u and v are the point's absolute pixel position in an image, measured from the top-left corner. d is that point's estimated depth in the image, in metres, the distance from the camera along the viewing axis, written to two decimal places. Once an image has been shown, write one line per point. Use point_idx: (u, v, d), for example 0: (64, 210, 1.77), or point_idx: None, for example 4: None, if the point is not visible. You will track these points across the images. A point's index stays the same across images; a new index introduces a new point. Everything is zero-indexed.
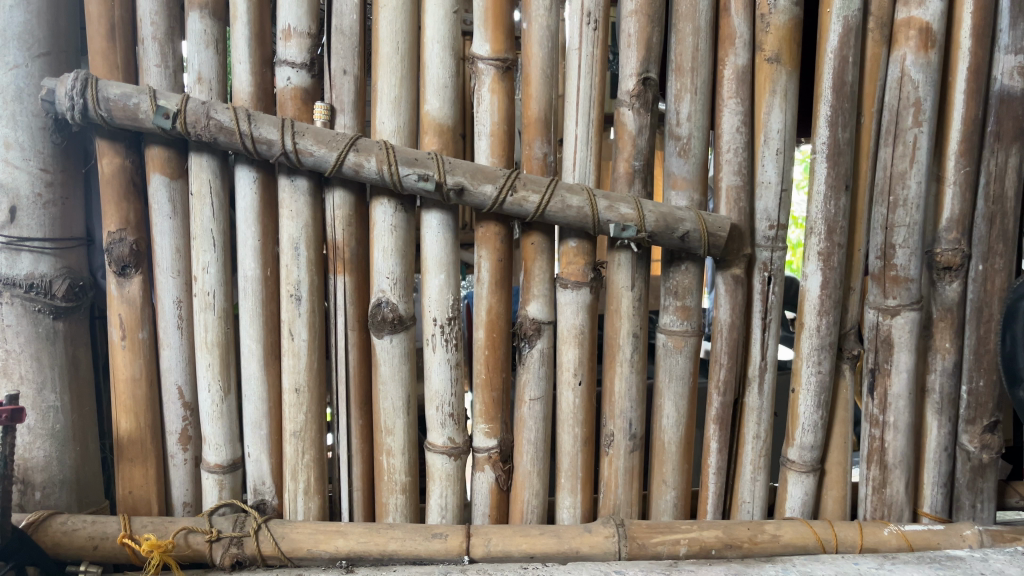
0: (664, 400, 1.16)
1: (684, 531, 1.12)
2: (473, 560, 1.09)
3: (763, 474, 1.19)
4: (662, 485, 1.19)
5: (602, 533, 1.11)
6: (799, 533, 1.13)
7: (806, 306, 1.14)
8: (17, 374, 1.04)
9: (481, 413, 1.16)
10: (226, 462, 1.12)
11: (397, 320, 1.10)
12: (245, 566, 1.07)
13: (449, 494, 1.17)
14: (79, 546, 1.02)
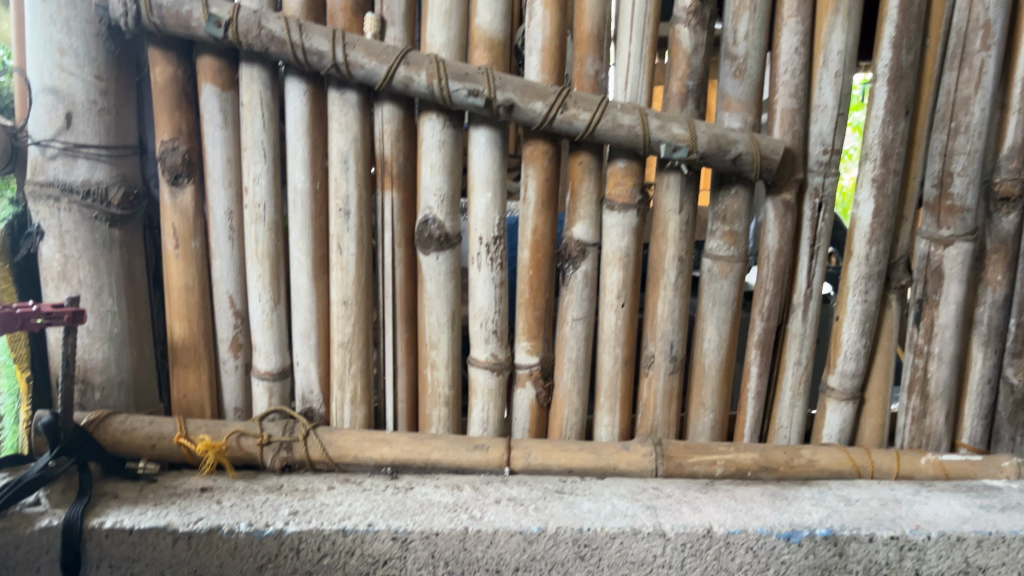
0: (706, 324, 1.16)
1: (721, 453, 1.14)
2: (513, 472, 1.13)
3: (802, 400, 1.20)
4: (700, 407, 1.20)
5: (640, 451, 1.14)
6: (836, 458, 1.14)
7: (857, 234, 1.12)
8: (76, 279, 1.07)
9: (524, 331, 1.17)
10: (275, 370, 1.16)
11: (443, 238, 1.11)
12: (295, 469, 1.11)
13: (490, 409, 1.19)
14: (137, 444, 1.07)
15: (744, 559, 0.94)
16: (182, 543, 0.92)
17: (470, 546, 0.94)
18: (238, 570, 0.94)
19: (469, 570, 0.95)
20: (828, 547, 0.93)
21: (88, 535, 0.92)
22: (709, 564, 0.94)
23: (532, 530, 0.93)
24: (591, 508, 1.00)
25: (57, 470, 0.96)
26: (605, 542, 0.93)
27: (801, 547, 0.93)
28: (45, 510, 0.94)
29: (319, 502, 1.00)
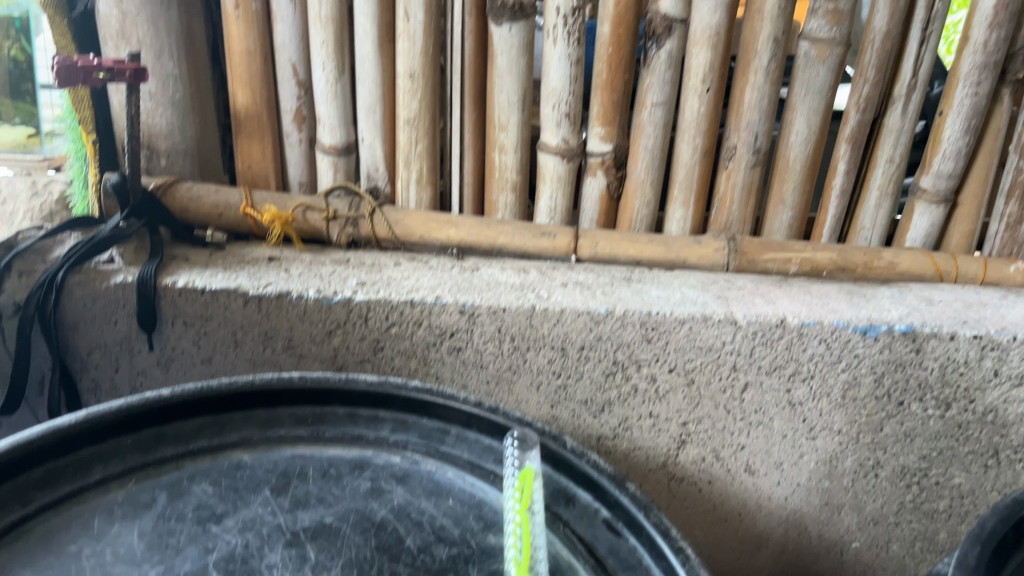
0: (796, 115, 1.08)
1: (797, 251, 1.09)
2: (579, 261, 1.10)
3: (889, 202, 1.14)
4: (779, 205, 1.15)
5: (712, 246, 1.10)
6: (919, 263, 1.09)
7: (978, 17, 1.00)
8: (135, 38, 1.02)
9: (599, 116, 1.10)
10: (340, 145, 1.12)
11: (518, 7, 1.02)
12: (360, 246, 1.11)
13: (558, 197, 1.15)
14: (204, 213, 1.07)
15: (816, 351, 0.91)
16: (253, 305, 0.93)
17: (537, 324, 0.93)
18: (307, 335, 0.95)
19: (534, 347, 0.94)
20: (907, 344, 0.89)
21: (163, 293, 0.93)
22: (779, 355, 0.91)
23: (599, 312, 0.91)
24: (660, 295, 0.97)
25: (127, 230, 0.96)
26: (673, 327, 0.91)
27: (878, 342, 0.89)
28: (120, 268, 0.95)
29: (387, 276, 0.99)
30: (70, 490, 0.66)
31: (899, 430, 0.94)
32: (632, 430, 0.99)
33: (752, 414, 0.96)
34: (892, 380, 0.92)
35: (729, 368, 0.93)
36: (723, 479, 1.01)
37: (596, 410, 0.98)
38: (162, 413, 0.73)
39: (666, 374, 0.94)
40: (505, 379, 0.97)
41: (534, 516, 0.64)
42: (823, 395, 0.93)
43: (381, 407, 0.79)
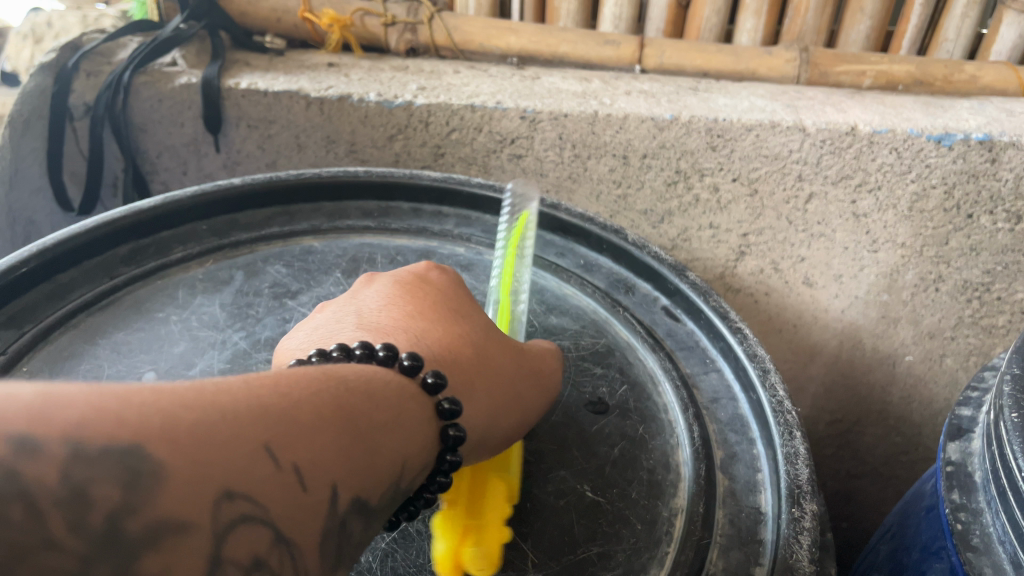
0: None
1: (873, 63, 1.05)
2: (644, 72, 1.08)
3: (976, 11, 1.07)
4: (857, 14, 1.09)
5: (783, 57, 1.06)
6: (1002, 77, 1.04)
7: None
8: None
9: None
10: None
11: None
12: (420, 55, 1.09)
13: (624, 4, 1.10)
14: (262, 17, 1.06)
15: (886, 161, 0.88)
16: (315, 108, 0.92)
17: (599, 131, 0.91)
18: (369, 139, 0.95)
19: (595, 156, 0.93)
20: (982, 154, 0.86)
21: (227, 95, 0.93)
22: (847, 164, 0.89)
23: (664, 118, 0.88)
24: (727, 104, 0.94)
25: (187, 32, 0.97)
26: (739, 134, 0.89)
27: (952, 152, 0.86)
28: (183, 70, 0.94)
29: (447, 83, 0.97)
30: (156, 265, 0.70)
31: (965, 243, 0.93)
32: (692, 241, 1.00)
33: (815, 226, 0.95)
34: (963, 192, 0.89)
35: (795, 178, 0.92)
36: (780, 290, 1.02)
37: (655, 220, 0.98)
38: (237, 201, 0.76)
39: (729, 184, 0.93)
40: (565, 188, 0.97)
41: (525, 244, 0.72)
42: (889, 208, 0.92)
43: (444, 203, 0.81)
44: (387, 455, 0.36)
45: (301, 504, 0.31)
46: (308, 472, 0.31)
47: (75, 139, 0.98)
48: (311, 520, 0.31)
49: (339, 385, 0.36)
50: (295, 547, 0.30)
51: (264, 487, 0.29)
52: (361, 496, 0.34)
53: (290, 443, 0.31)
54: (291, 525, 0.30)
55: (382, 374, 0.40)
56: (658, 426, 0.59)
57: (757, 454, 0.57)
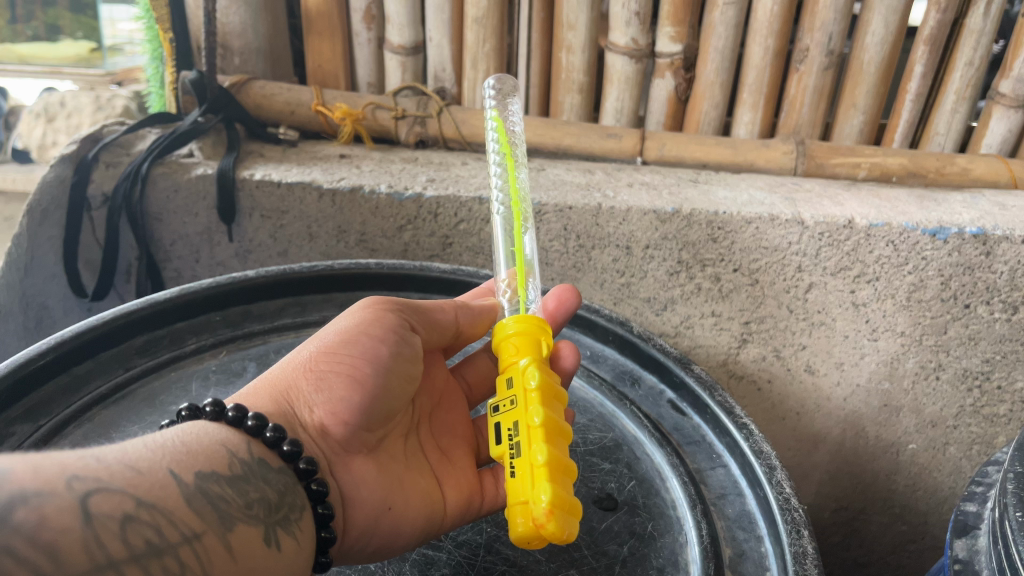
0: (874, 14, 1.05)
1: (867, 156, 1.08)
2: (645, 163, 1.11)
3: (965, 107, 1.11)
4: (850, 109, 1.13)
5: (780, 150, 1.09)
6: (994, 169, 1.07)
7: None
8: None
9: (669, 15, 1.07)
10: (409, 44, 1.13)
11: None
12: (428, 146, 1.12)
13: (625, 99, 1.14)
14: (277, 110, 1.10)
15: (883, 253, 0.91)
16: (327, 199, 0.95)
17: (603, 223, 0.93)
18: (379, 229, 0.98)
19: (599, 246, 0.95)
20: (976, 247, 0.89)
21: (241, 186, 0.96)
22: (845, 256, 0.92)
23: (666, 210, 0.91)
24: (727, 196, 0.97)
25: (206, 125, 1.00)
26: (739, 227, 0.91)
27: (947, 244, 0.89)
28: (199, 161, 0.98)
29: (455, 175, 1.00)
30: (169, 356, 0.71)
31: (963, 333, 0.94)
32: (694, 328, 1.01)
33: (815, 315, 0.97)
34: (959, 283, 0.91)
35: (794, 269, 0.94)
36: (782, 377, 1.03)
37: (658, 308, 1.00)
38: (250, 292, 0.78)
39: (730, 273, 0.95)
40: (570, 276, 0.99)
41: (521, 189, 0.68)
42: (887, 297, 0.94)
43: (453, 292, 0.84)
44: (210, 452, 0.43)
45: (141, 480, 0.37)
46: (133, 465, 0.38)
47: (91, 228, 1.01)
48: (161, 491, 0.37)
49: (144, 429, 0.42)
50: (161, 506, 0.36)
51: (94, 473, 0.35)
52: (196, 470, 0.41)
53: (105, 455, 0.37)
54: (144, 493, 0.36)
55: (219, 427, 0.46)
56: (667, 523, 0.59)
57: (766, 553, 0.57)
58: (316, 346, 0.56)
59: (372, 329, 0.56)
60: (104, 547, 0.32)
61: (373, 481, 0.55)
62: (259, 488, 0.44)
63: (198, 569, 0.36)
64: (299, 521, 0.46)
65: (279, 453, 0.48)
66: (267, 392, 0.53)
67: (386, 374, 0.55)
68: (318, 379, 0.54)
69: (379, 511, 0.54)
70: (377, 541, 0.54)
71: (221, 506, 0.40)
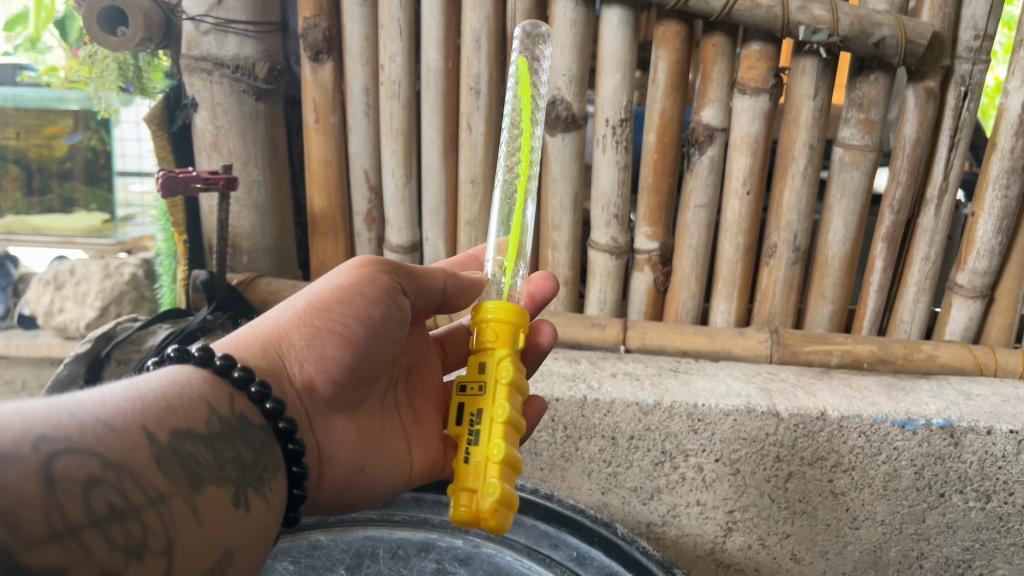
0: (833, 214, 1.15)
1: (838, 343, 1.14)
2: (628, 351, 1.17)
3: (926, 296, 1.18)
4: (820, 299, 1.20)
5: (755, 338, 1.16)
6: (959, 356, 1.13)
7: (1004, 125, 1.08)
8: (226, 150, 1.16)
9: (645, 216, 1.17)
10: (406, 243, 1.22)
11: (570, 118, 1.11)
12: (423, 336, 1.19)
13: (607, 291, 1.22)
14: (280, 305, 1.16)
15: (856, 443, 0.95)
16: None
17: (589, 414, 0.98)
18: None
19: (585, 436, 0.99)
20: (944, 437, 0.93)
21: None
22: (821, 445, 0.95)
23: (647, 403, 0.96)
24: (705, 387, 1.02)
25: (214, 321, 1.06)
26: (718, 419, 0.96)
27: (916, 435, 0.93)
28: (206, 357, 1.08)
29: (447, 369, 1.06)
30: None
31: (941, 521, 0.99)
32: (681, 516, 1.03)
33: (797, 503, 1.00)
34: (932, 473, 0.96)
35: (773, 458, 0.97)
36: (769, 565, 1.05)
37: (645, 496, 1.03)
38: None
39: (712, 463, 0.99)
40: (558, 466, 1.02)
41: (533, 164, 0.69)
42: (865, 486, 0.98)
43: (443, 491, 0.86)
44: (186, 410, 0.46)
45: (111, 438, 0.40)
46: (107, 421, 0.41)
47: None
48: (131, 450, 0.41)
49: (124, 382, 0.45)
50: (129, 468, 0.40)
51: (65, 430, 0.38)
52: (171, 429, 0.44)
53: (78, 408, 0.40)
54: (115, 453, 0.40)
55: (198, 374, 0.51)
56: None
57: None
58: (307, 300, 0.60)
59: (365, 290, 0.60)
60: (69, 513, 0.36)
61: (348, 440, 0.63)
62: (233, 448, 0.48)
63: (160, 534, 0.40)
64: (270, 483, 0.50)
65: (259, 410, 0.53)
66: (259, 342, 0.58)
67: (374, 337, 0.60)
68: (311, 335, 0.59)
69: (353, 471, 0.63)
70: (346, 491, 0.64)
71: (190, 467, 0.44)
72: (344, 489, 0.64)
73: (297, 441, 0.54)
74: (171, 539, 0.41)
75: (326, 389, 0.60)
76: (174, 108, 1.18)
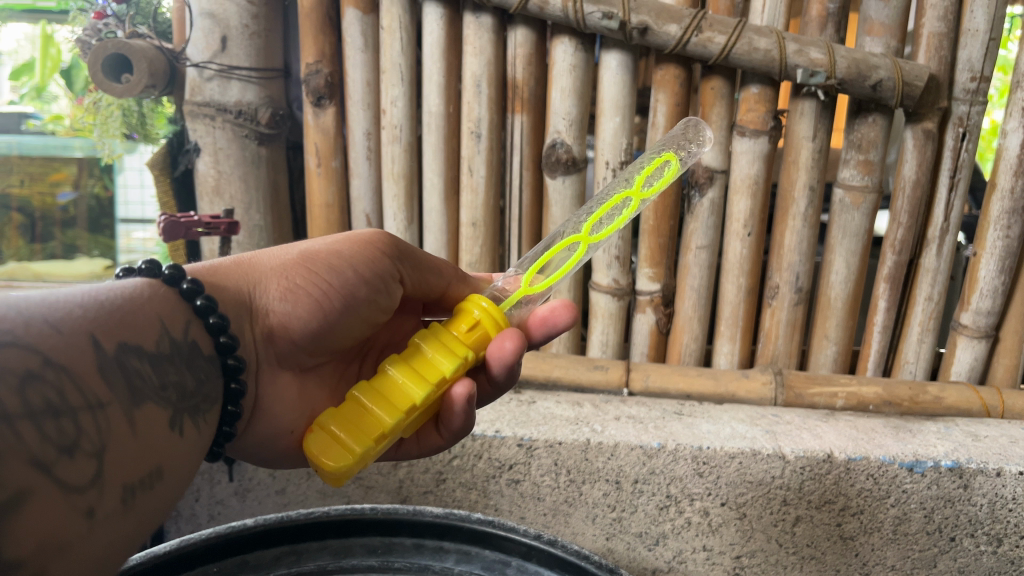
0: (835, 255, 1.14)
1: (842, 385, 1.13)
2: (631, 393, 1.16)
3: (931, 337, 1.18)
4: (823, 340, 1.19)
5: (759, 379, 1.15)
6: (965, 397, 1.11)
7: (1003, 166, 1.09)
8: (228, 194, 1.17)
9: (646, 258, 1.17)
10: None
11: (571, 161, 1.11)
12: None
13: (610, 332, 1.21)
14: None
15: (864, 485, 0.93)
16: None
17: (592, 457, 0.97)
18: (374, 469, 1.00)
19: (589, 480, 0.98)
20: (954, 480, 0.92)
21: None
22: (828, 488, 0.94)
23: (652, 446, 0.95)
24: (710, 430, 1.01)
25: None
26: (723, 461, 0.95)
27: (925, 477, 0.92)
28: None
29: None
30: None
31: (953, 565, 0.97)
32: (687, 563, 1.01)
33: (805, 548, 0.98)
34: (942, 516, 0.94)
35: (780, 502, 0.96)
36: None
37: (651, 542, 1.00)
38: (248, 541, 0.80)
39: (718, 507, 0.97)
40: (561, 511, 1.00)
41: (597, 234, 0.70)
42: (874, 530, 0.96)
43: (446, 538, 0.84)
44: (134, 323, 0.46)
45: (57, 340, 0.39)
46: (52, 322, 0.40)
47: None
48: (75, 354, 0.40)
49: (79, 291, 0.45)
50: (69, 370, 0.39)
51: (4, 323, 0.37)
52: (117, 340, 0.44)
53: (24, 306, 0.39)
54: (58, 353, 0.39)
55: (161, 297, 0.51)
56: None
57: None
58: (301, 252, 0.64)
59: (360, 264, 0.63)
60: (1, 402, 0.34)
61: (286, 399, 0.64)
62: (177, 374, 0.48)
63: (97, 439, 0.39)
64: (206, 416, 0.50)
65: (214, 342, 0.54)
66: (234, 279, 0.60)
67: (349, 307, 0.64)
68: (288, 289, 0.61)
69: (284, 428, 0.64)
70: (271, 446, 0.65)
71: (133, 382, 0.43)
72: (270, 441, 0.64)
73: (239, 383, 0.55)
74: (106, 444, 0.39)
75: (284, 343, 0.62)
76: (177, 152, 1.20)
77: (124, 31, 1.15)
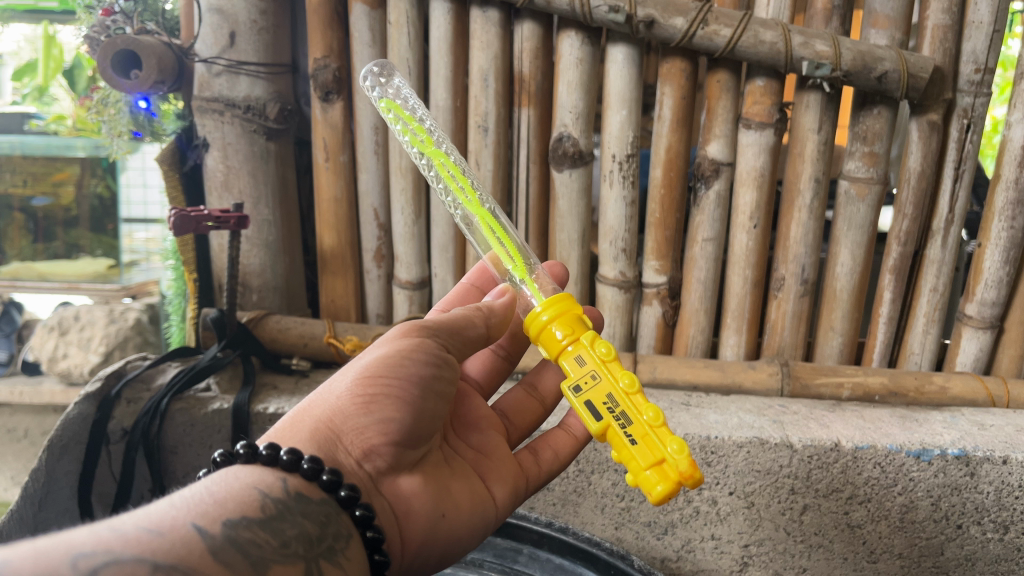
0: (841, 246, 1.15)
1: (849, 375, 1.13)
2: (639, 385, 1.17)
3: (936, 328, 1.18)
4: (828, 331, 1.20)
5: (766, 370, 1.15)
6: (971, 387, 1.12)
7: (1007, 156, 1.09)
8: (237, 189, 1.17)
9: (652, 251, 1.18)
10: (415, 280, 1.22)
11: (578, 155, 1.12)
12: None
13: (617, 325, 1.22)
14: (291, 342, 1.17)
15: (872, 474, 0.94)
16: None
17: (601, 447, 0.97)
18: None
19: (598, 471, 0.99)
20: (960, 468, 0.93)
21: (256, 418, 1.03)
22: (836, 477, 0.95)
23: None
24: (718, 420, 1.01)
25: (224, 359, 1.06)
26: (731, 450, 0.95)
27: (932, 465, 0.93)
28: (215, 395, 1.06)
29: None
30: None
31: (960, 553, 0.98)
32: (695, 551, 1.02)
33: (812, 536, 0.99)
34: (949, 503, 0.95)
35: (788, 491, 0.96)
36: None
37: (659, 531, 1.01)
38: None
39: (727, 497, 0.98)
40: (571, 501, 1.01)
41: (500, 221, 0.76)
42: (882, 518, 0.97)
43: None
44: (240, 503, 0.48)
45: (160, 541, 0.40)
46: (153, 529, 0.41)
47: (107, 462, 1.05)
48: (183, 550, 0.41)
49: (182, 489, 0.47)
50: (182, 566, 0.40)
51: (106, 545, 0.39)
52: (222, 521, 0.45)
53: (119, 525, 0.41)
54: (164, 556, 0.39)
55: (247, 475, 0.51)
56: None
57: None
58: (354, 374, 0.60)
59: (413, 355, 0.61)
60: None
61: (423, 493, 0.61)
62: (295, 525, 0.49)
63: None
64: (344, 551, 0.51)
65: (320, 483, 0.53)
66: (310, 426, 0.57)
67: (427, 397, 0.61)
68: (367, 403, 0.59)
69: (435, 519, 0.61)
70: (433, 545, 0.62)
71: (251, 553, 0.44)
72: (433, 540, 0.61)
73: (363, 507, 0.54)
74: None
75: (388, 452, 0.59)
76: (185, 148, 1.20)
77: (131, 27, 1.17)
